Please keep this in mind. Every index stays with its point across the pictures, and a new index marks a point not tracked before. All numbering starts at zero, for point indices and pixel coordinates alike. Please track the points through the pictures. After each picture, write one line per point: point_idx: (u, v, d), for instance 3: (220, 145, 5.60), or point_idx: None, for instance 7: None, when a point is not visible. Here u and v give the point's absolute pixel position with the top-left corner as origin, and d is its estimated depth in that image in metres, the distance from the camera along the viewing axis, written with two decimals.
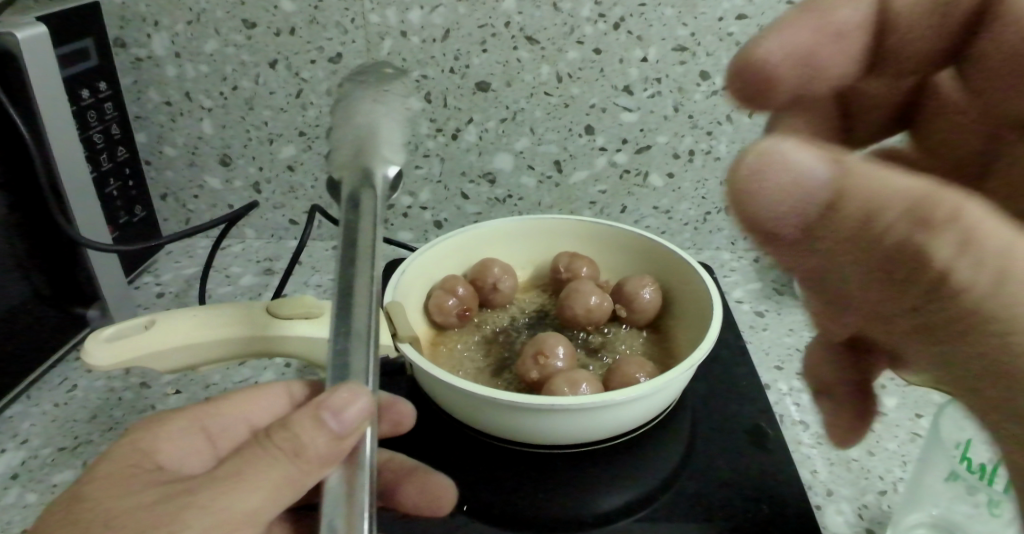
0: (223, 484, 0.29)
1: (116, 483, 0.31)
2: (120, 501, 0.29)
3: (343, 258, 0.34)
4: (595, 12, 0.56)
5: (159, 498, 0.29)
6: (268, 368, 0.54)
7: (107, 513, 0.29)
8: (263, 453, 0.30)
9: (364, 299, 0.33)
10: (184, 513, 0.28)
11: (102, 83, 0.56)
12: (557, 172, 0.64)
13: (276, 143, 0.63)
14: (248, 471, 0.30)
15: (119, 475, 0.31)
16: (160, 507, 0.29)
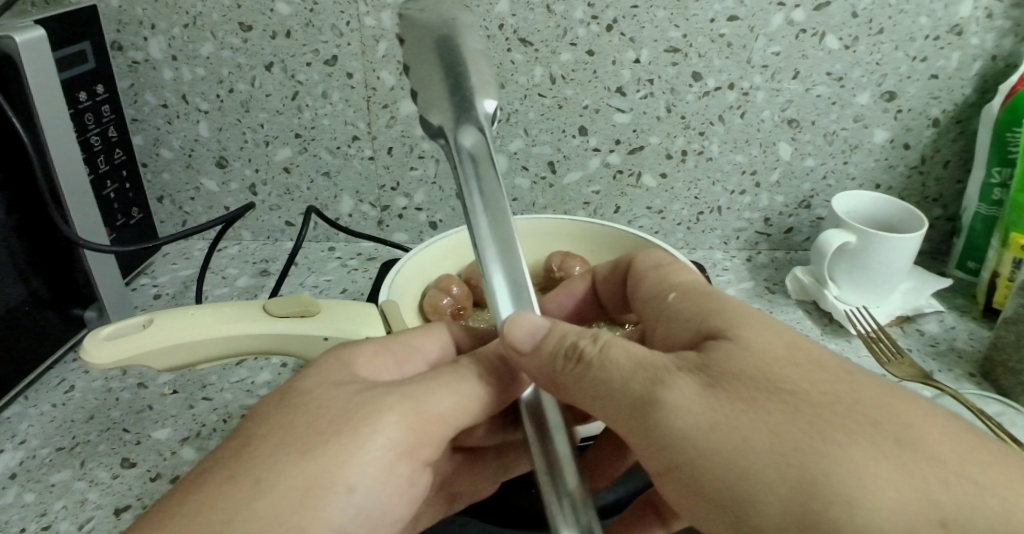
0: (424, 386, 0.34)
1: (324, 378, 0.34)
2: (324, 395, 0.33)
3: (470, 190, 0.37)
4: (588, 14, 0.56)
5: (353, 400, 0.33)
6: (264, 368, 0.55)
7: (318, 403, 0.33)
8: (455, 375, 0.35)
9: (503, 220, 0.37)
10: (371, 427, 0.32)
11: (101, 86, 0.57)
12: (551, 174, 0.64)
13: (272, 145, 0.63)
14: (444, 382, 0.34)
15: (324, 374, 0.34)
16: (367, 400, 0.33)
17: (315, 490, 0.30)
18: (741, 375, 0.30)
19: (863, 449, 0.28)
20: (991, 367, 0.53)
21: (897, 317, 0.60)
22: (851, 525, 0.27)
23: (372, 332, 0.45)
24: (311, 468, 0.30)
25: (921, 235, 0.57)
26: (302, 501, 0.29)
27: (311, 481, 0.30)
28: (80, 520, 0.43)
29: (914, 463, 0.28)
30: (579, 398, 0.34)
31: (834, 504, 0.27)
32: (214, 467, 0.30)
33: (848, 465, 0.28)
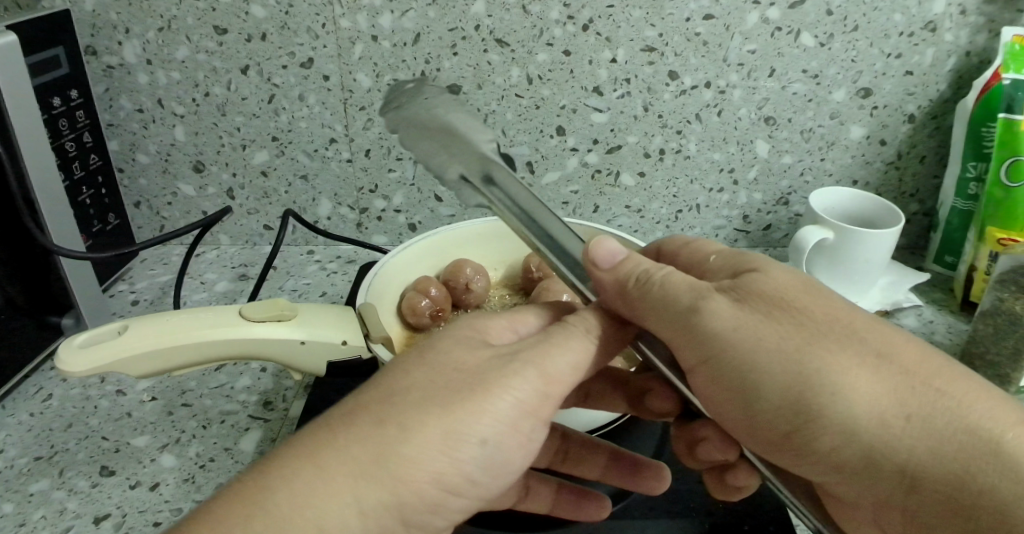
0: (543, 345, 0.33)
1: (447, 339, 0.33)
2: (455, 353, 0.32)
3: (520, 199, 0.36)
4: (564, 14, 0.56)
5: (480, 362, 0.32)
6: (244, 373, 0.55)
7: (448, 360, 0.32)
8: (569, 334, 0.34)
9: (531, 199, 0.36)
10: (498, 388, 0.31)
11: (75, 91, 0.56)
12: (530, 174, 0.64)
13: (249, 149, 0.63)
14: (561, 342, 0.33)
15: (449, 338, 0.33)
16: (493, 361, 0.32)
17: (444, 444, 0.30)
18: (772, 294, 0.32)
19: (859, 356, 0.30)
20: (969, 360, 0.54)
21: (877, 312, 0.60)
22: (848, 415, 0.30)
23: (349, 337, 0.44)
24: (442, 423, 0.30)
25: (898, 230, 0.57)
26: (429, 451, 0.29)
27: (439, 434, 0.30)
28: (59, 529, 0.42)
29: (899, 377, 0.30)
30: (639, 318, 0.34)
31: (829, 401, 0.30)
32: (348, 408, 0.30)
33: (845, 368, 0.30)
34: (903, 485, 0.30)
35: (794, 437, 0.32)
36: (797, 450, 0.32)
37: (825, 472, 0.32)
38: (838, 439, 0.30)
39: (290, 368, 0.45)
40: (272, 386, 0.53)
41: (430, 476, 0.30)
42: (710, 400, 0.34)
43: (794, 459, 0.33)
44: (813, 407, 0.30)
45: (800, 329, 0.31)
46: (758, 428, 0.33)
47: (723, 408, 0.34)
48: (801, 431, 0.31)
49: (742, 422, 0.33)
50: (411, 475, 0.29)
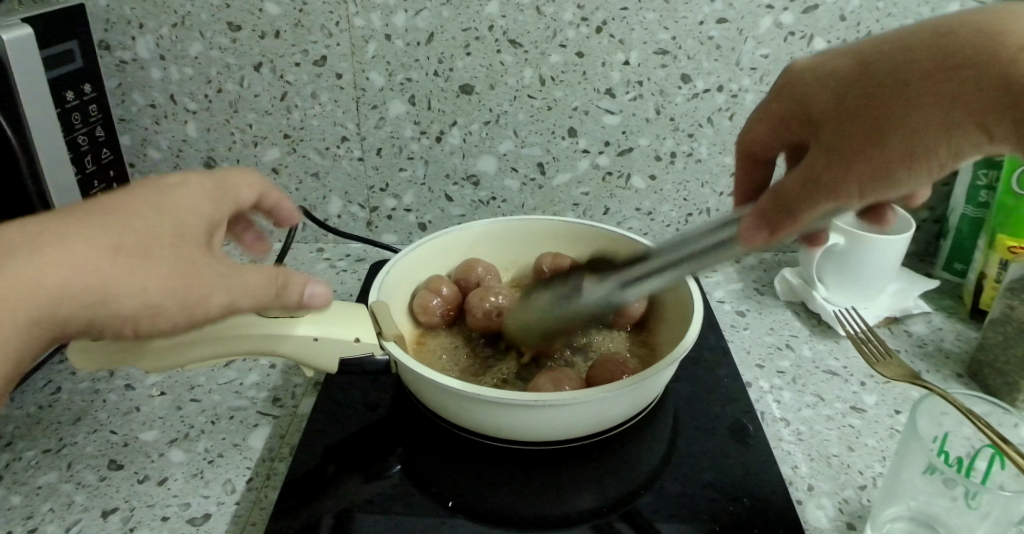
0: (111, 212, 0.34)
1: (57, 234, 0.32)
2: (186, 188, 0.36)
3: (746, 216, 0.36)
4: (578, 16, 0.56)
5: (176, 199, 0.36)
6: (253, 369, 0.55)
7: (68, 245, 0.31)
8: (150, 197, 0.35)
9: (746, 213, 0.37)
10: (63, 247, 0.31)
11: (88, 85, 0.56)
12: (541, 175, 0.64)
13: (261, 146, 0.63)
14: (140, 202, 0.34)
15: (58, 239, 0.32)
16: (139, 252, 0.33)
17: (126, 267, 0.32)
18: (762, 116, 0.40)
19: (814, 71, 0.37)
20: (978, 367, 0.54)
21: (886, 317, 0.60)
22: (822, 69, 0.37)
23: (362, 334, 0.44)
24: (131, 265, 0.32)
25: (908, 236, 0.58)
26: (139, 228, 0.33)
27: (89, 261, 0.31)
28: (66, 522, 0.42)
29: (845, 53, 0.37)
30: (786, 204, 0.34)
31: (892, 65, 0.34)
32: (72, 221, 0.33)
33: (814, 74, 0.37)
34: (1009, 83, 0.30)
35: (920, 106, 0.32)
36: (911, 119, 0.32)
37: (973, 123, 0.31)
38: (927, 81, 0.32)
39: (303, 364, 0.44)
40: (281, 383, 0.53)
41: (63, 299, 0.31)
42: (854, 153, 0.33)
43: (942, 134, 0.31)
44: (880, 77, 0.34)
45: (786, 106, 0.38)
46: (893, 136, 0.32)
47: (856, 153, 0.33)
48: (893, 100, 0.33)
49: (888, 147, 0.32)
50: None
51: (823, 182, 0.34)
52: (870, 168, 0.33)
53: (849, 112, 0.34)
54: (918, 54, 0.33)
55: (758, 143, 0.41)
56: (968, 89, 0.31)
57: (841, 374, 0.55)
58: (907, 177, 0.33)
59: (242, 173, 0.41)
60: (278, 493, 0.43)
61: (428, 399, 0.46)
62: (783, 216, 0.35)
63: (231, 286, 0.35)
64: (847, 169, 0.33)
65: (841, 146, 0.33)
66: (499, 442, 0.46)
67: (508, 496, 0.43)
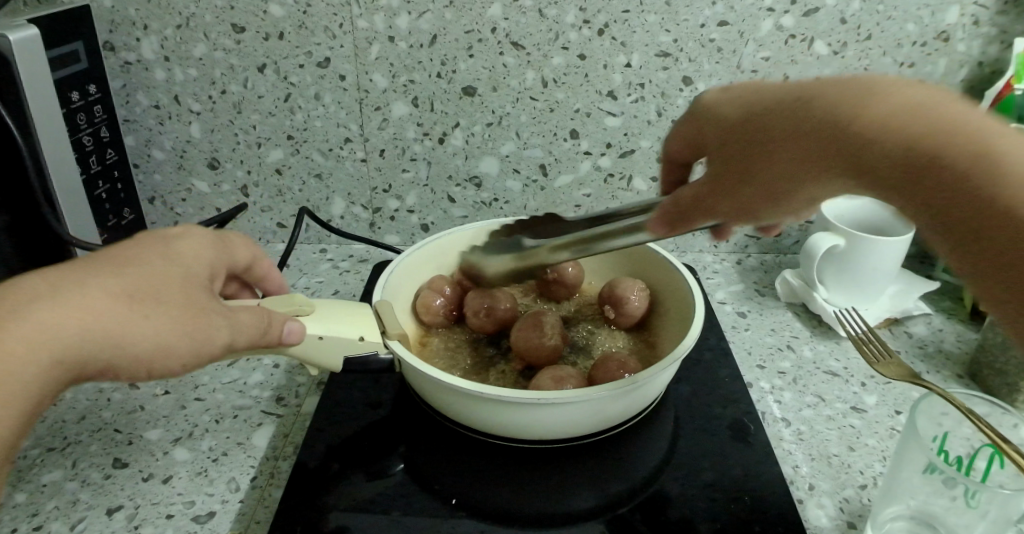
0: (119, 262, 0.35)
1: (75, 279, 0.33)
2: (186, 242, 0.39)
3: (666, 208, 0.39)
4: (579, 18, 0.57)
5: (181, 259, 0.37)
6: (257, 369, 0.55)
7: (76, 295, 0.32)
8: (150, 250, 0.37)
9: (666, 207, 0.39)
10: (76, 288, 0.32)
11: (92, 86, 0.57)
12: (543, 177, 0.64)
13: (264, 147, 0.63)
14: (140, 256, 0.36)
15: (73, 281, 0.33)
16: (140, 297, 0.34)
17: (141, 310, 0.33)
18: (680, 135, 0.41)
19: (721, 100, 0.38)
20: (978, 368, 0.54)
21: (886, 319, 0.61)
22: (726, 99, 0.37)
23: (365, 332, 0.44)
24: (144, 311, 0.33)
25: (909, 238, 0.58)
26: (150, 277, 0.35)
27: (109, 309, 0.33)
28: (71, 520, 0.42)
29: (749, 87, 0.37)
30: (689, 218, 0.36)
31: (766, 109, 0.34)
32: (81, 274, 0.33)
33: (719, 102, 0.38)
34: (857, 144, 0.30)
35: (784, 153, 0.32)
36: (771, 165, 0.33)
37: (828, 176, 0.32)
38: (785, 134, 0.32)
39: (306, 362, 0.44)
40: (284, 382, 0.54)
41: (85, 343, 0.32)
42: (728, 187, 0.34)
43: (798, 182, 0.32)
44: (754, 125, 0.34)
45: (694, 129, 0.39)
46: (764, 176, 0.33)
47: (740, 189, 0.34)
48: (762, 146, 0.33)
49: (757, 184, 0.33)
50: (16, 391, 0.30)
51: (709, 207, 0.35)
52: (745, 200, 0.34)
53: (731, 150, 0.35)
54: (786, 109, 0.33)
55: (677, 155, 0.42)
56: (815, 146, 0.31)
57: (841, 375, 0.56)
58: (779, 212, 0.34)
59: (241, 242, 0.44)
60: (282, 491, 0.44)
61: (432, 397, 0.46)
62: (676, 220, 0.36)
63: (234, 322, 0.36)
64: (721, 199, 0.35)
65: (721, 179, 0.35)
66: (502, 440, 0.46)
67: (511, 494, 0.43)
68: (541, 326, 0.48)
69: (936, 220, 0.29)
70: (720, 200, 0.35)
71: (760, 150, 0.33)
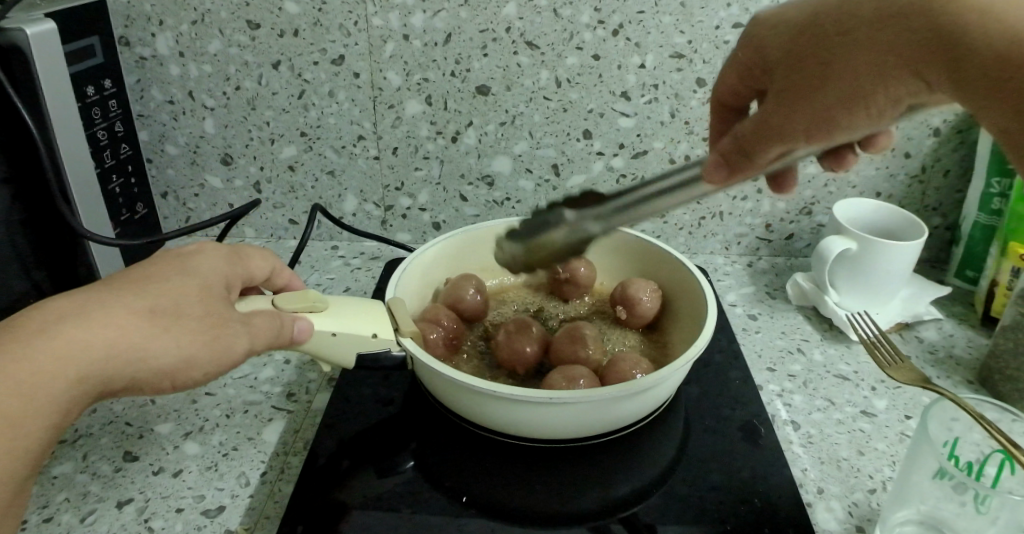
0: (137, 282, 0.36)
1: (96, 300, 0.34)
2: (204, 258, 0.40)
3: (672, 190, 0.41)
4: (595, 19, 0.57)
5: (196, 273, 0.38)
6: (268, 364, 0.55)
7: (98, 314, 0.33)
8: (166, 269, 0.38)
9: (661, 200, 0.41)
10: (98, 309, 0.33)
11: (108, 80, 0.57)
12: (555, 176, 0.64)
13: (277, 143, 0.63)
14: (157, 275, 0.37)
15: (95, 301, 0.34)
16: (158, 314, 0.35)
17: (162, 325, 0.35)
18: (737, 61, 0.41)
19: (781, 15, 0.38)
20: (989, 374, 0.54)
21: (897, 323, 0.61)
22: (786, 13, 0.37)
23: (379, 330, 0.44)
24: (164, 326, 0.34)
25: (922, 243, 0.57)
26: (171, 292, 0.36)
27: (130, 326, 0.34)
28: (82, 512, 0.43)
29: (808, 0, 0.37)
30: (756, 144, 0.35)
31: (836, 13, 0.34)
32: (102, 295, 0.35)
33: (780, 14, 0.38)
34: (947, 28, 0.30)
35: (858, 53, 0.32)
36: (848, 65, 0.33)
37: (909, 73, 0.32)
38: (865, 28, 0.32)
39: (319, 359, 0.44)
40: (295, 378, 0.54)
41: (110, 357, 0.33)
42: (798, 98, 0.34)
43: (881, 82, 0.32)
44: (826, 25, 0.34)
45: (749, 52, 0.39)
46: (837, 77, 0.33)
47: (811, 94, 0.34)
48: (839, 44, 0.33)
49: (832, 86, 0.33)
50: (45, 404, 0.32)
51: (783, 117, 0.34)
52: (817, 106, 0.34)
53: (799, 56, 0.35)
54: (868, 0, 0.33)
55: (730, 93, 0.43)
56: (901, 41, 0.31)
57: (852, 378, 0.55)
58: (854, 117, 0.33)
59: (256, 249, 0.45)
60: (292, 486, 0.44)
61: (443, 395, 0.46)
62: (738, 156, 0.36)
63: (252, 332, 0.38)
64: (792, 113, 0.34)
65: (791, 89, 0.34)
66: (512, 439, 0.46)
67: (521, 493, 0.43)
68: (580, 341, 0.49)
69: (1017, 114, 0.29)
70: (788, 108, 0.34)
71: (833, 47, 0.33)
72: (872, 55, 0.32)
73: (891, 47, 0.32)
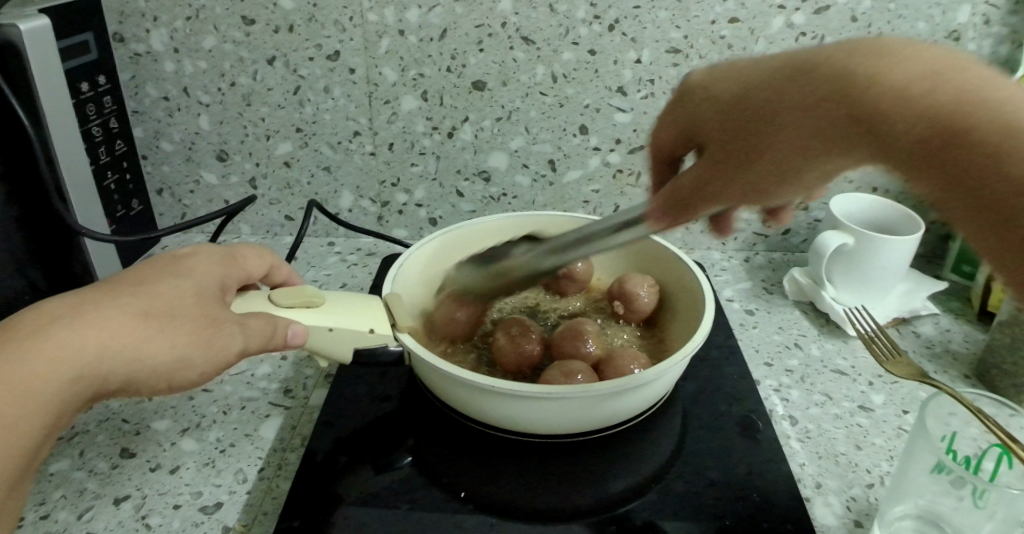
0: (131, 286, 0.36)
1: (90, 304, 0.34)
2: (197, 262, 0.40)
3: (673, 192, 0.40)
4: (590, 14, 0.57)
5: (190, 275, 0.38)
6: (264, 361, 0.55)
7: (92, 317, 0.33)
8: (160, 272, 0.38)
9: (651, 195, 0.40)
10: (91, 313, 0.33)
11: (102, 77, 0.57)
12: (551, 172, 0.64)
13: (273, 139, 0.63)
14: (151, 278, 0.37)
15: (89, 304, 0.34)
16: (151, 316, 0.34)
17: (156, 326, 0.34)
18: (665, 119, 0.36)
19: (700, 93, 0.33)
20: (986, 368, 0.54)
21: (894, 318, 0.61)
22: (706, 94, 0.33)
23: (376, 325, 0.44)
24: (159, 327, 0.34)
25: (919, 237, 0.57)
26: (164, 294, 0.36)
27: (124, 327, 0.34)
28: (78, 509, 0.42)
29: (736, 71, 0.32)
30: (697, 204, 0.32)
31: (764, 86, 0.29)
32: (95, 298, 0.34)
33: (704, 92, 0.33)
34: (889, 128, 0.26)
35: (785, 144, 0.28)
36: (775, 146, 0.28)
37: (846, 153, 0.27)
38: (789, 105, 0.28)
39: (315, 354, 0.44)
40: (292, 374, 0.54)
41: (104, 359, 0.33)
42: (728, 168, 0.30)
43: (818, 162, 0.28)
44: (755, 101, 0.29)
45: (679, 121, 0.34)
46: (763, 160, 0.29)
47: (739, 170, 0.30)
48: (767, 121, 0.28)
49: (759, 167, 0.29)
50: (40, 406, 0.31)
51: (712, 187, 0.31)
52: (750, 179, 0.30)
53: (725, 137, 0.30)
54: (787, 76, 0.28)
55: (663, 149, 0.37)
56: (830, 119, 0.27)
57: (849, 373, 0.55)
58: (787, 191, 0.30)
59: (252, 250, 0.44)
60: (289, 483, 0.44)
61: (440, 391, 0.46)
62: (678, 209, 0.33)
63: (249, 331, 0.37)
64: (725, 185, 0.30)
65: (717, 165, 0.30)
66: (510, 434, 0.46)
67: (520, 488, 0.43)
68: (582, 338, 0.49)
69: (968, 204, 0.25)
70: (720, 184, 0.30)
71: (760, 131, 0.29)
72: (803, 139, 0.28)
73: (829, 146, 0.27)
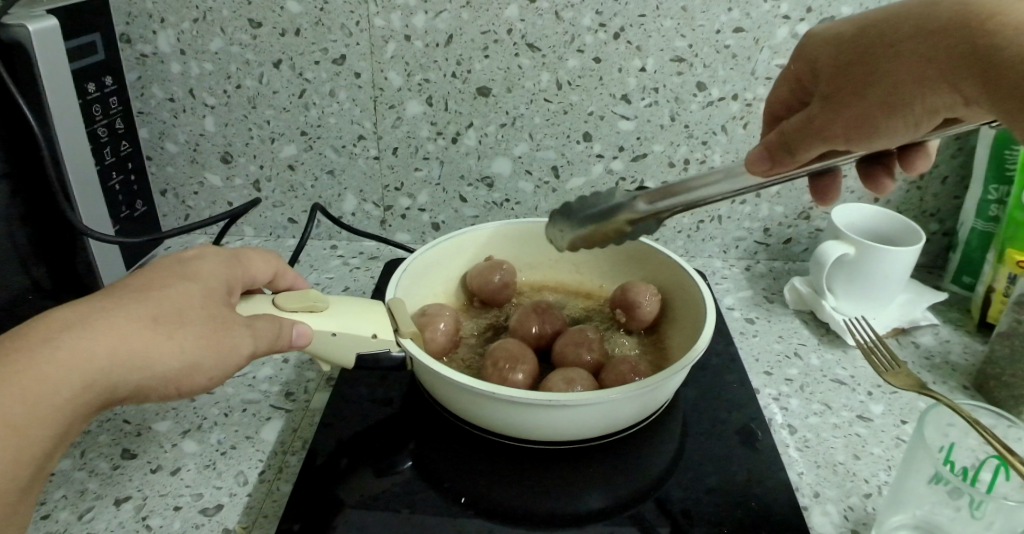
0: (139, 289, 0.36)
1: (98, 309, 0.34)
2: (202, 263, 0.40)
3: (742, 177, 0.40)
4: (596, 21, 0.57)
5: (198, 278, 0.38)
6: (266, 363, 0.55)
7: (102, 322, 0.33)
8: (167, 276, 0.38)
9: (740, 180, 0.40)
10: (100, 318, 0.33)
11: (109, 78, 0.57)
12: (555, 178, 0.65)
13: (277, 142, 0.63)
14: (159, 282, 0.37)
15: (98, 309, 0.34)
16: (161, 320, 0.35)
17: (166, 331, 0.35)
18: (793, 71, 0.42)
19: (830, 42, 0.38)
20: (984, 380, 0.54)
21: (894, 328, 0.61)
22: (826, 41, 0.38)
23: (379, 330, 0.44)
24: (168, 332, 0.34)
25: (919, 248, 0.58)
26: (173, 298, 0.36)
27: (133, 333, 0.34)
28: (79, 509, 0.43)
29: (856, 22, 0.37)
30: (807, 142, 0.36)
31: (885, 25, 0.35)
32: (103, 304, 0.34)
33: (824, 40, 0.39)
34: (990, 46, 0.31)
35: (903, 66, 0.33)
36: (893, 71, 0.33)
37: (946, 83, 0.32)
38: (911, 38, 0.33)
39: (317, 358, 0.44)
40: (294, 377, 0.54)
41: (114, 366, 0.33)
42: (844, 98, 0.35)
43: (921, 86, 0.33)
44: (876, 37, 0.35)
45: (802, 67, 0.41)
46: (873, 88, 0.34)
47: (855, 99, 0.34)
48: (887, 50, 0.34)
49: (874, 87, 0.34)
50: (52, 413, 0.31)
51: (830, 126, 0.35)
52: (854, 115, 0.34)
53: (847, 66, 0.36)
54: (909, 18, 0.34)
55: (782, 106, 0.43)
56: (943, 49, 0.32)
57: (848, 383, 0.56)
58: (894, 124, 0.34)
59: (257, 253, 0.44)
60: (291, 485, 0.44)
61: (442, 396, 0.46)
62: (782, 153, 0.36)
63: (256, 334, 0.38)
64: (834, 116, 0.35)
65: (833, 94, 0.36)
66: (512, 440, 0.46)
67: (520, 495, 0.43)
68: (583, 346, 0.49)
69: None
70: (829, 112, 0.35)
71: (872, 63, 0.34)
72: (928, 70, 0.32)
73: (939, 74, 0.32)
